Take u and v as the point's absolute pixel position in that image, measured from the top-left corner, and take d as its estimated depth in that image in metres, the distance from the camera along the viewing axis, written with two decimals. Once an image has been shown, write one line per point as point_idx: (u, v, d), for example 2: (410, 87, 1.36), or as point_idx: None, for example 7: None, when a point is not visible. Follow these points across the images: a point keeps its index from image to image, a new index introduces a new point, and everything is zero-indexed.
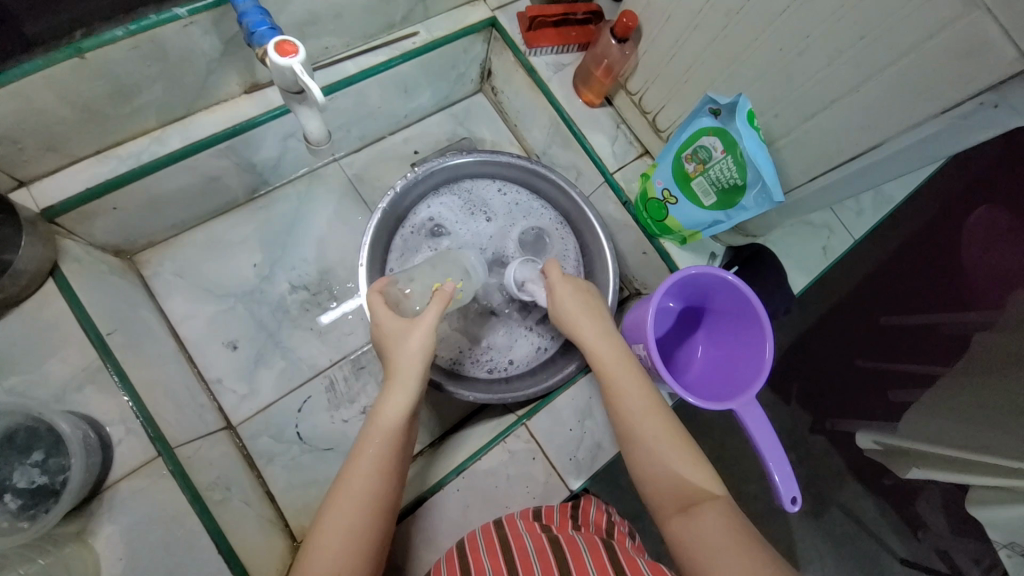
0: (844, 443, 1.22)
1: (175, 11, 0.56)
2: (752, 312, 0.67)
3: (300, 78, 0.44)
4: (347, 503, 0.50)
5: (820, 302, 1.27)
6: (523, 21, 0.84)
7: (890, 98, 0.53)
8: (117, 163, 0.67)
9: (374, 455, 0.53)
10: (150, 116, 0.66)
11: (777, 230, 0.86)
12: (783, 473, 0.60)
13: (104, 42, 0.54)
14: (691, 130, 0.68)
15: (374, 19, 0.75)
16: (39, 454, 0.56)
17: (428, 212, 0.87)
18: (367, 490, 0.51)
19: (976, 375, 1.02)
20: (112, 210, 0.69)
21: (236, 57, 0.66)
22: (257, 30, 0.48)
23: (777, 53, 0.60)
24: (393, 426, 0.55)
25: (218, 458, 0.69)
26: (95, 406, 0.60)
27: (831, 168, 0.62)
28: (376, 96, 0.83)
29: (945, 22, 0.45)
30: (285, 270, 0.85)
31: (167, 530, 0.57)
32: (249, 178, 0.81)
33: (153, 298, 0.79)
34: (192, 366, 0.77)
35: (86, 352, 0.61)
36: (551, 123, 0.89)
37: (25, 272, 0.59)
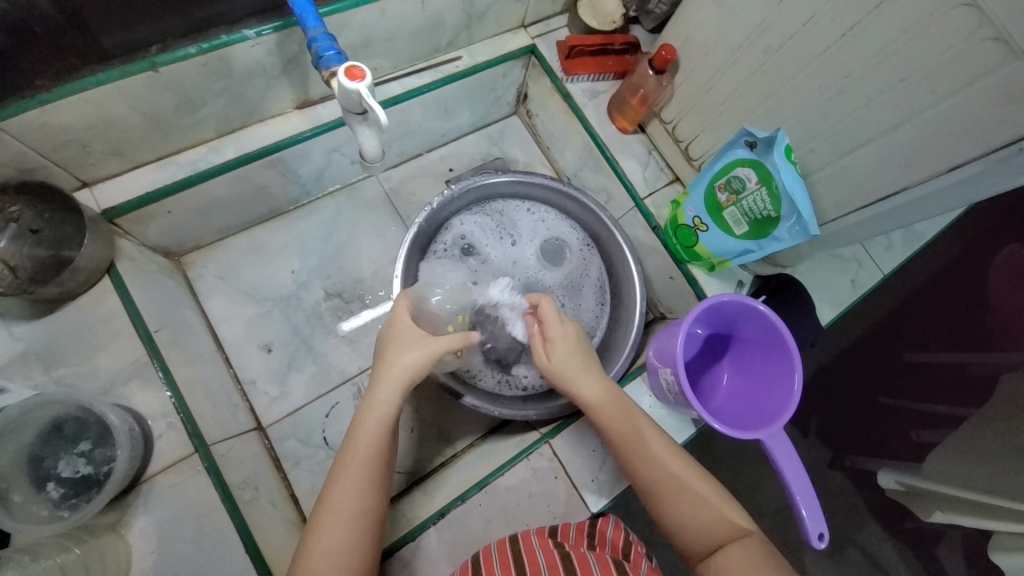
0: (866, 481, 1.19)
1: (245, 32, 0.60)
2: (781, 342, 0.67)
3: (365, 100, 0.46)
4: (340, 505, 0.50)
5: (844, 335, 1.26)
6: (562, 49, 0.88)
7: (928, 139, 0.53)
8: (175, 169, 0.70)
9: (363, 458, 0.52)
10: (210, 127, 0.70)
11: (806, 261, 0.86)
12: (810, 508, 0.60)
13: (178, 58, 0.58)
14: (726, 160, 0.70)
15: (422, 43, 0.79)
16: (87, 443, 0.59)
17: (461, 229, 0.88)
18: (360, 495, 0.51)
19: (1006, 419, 1.00)
20: (166, 213, 0.72)
21: (293, 75, 0.69)
22: (325, 54, 0.50)
23: (814, 91, 0.61)
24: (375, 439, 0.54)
25: (248, 458, 0.70)
26: (139, 400, 0.62)
27: (866, 204, 0.63)
28: (418, 116, 0.87)
29: (987, 69, 0.46)
30: (320, 277, 0.88)
31: (199, 526, 0.58)
32: (293, 188, 0.85)
33: (195, 298, 0.82)
34: (228, 366, 0.80)
35: (134, 347, 0.63)
36: (584, 148, 0.91)
37: (85, 268, 0.62)
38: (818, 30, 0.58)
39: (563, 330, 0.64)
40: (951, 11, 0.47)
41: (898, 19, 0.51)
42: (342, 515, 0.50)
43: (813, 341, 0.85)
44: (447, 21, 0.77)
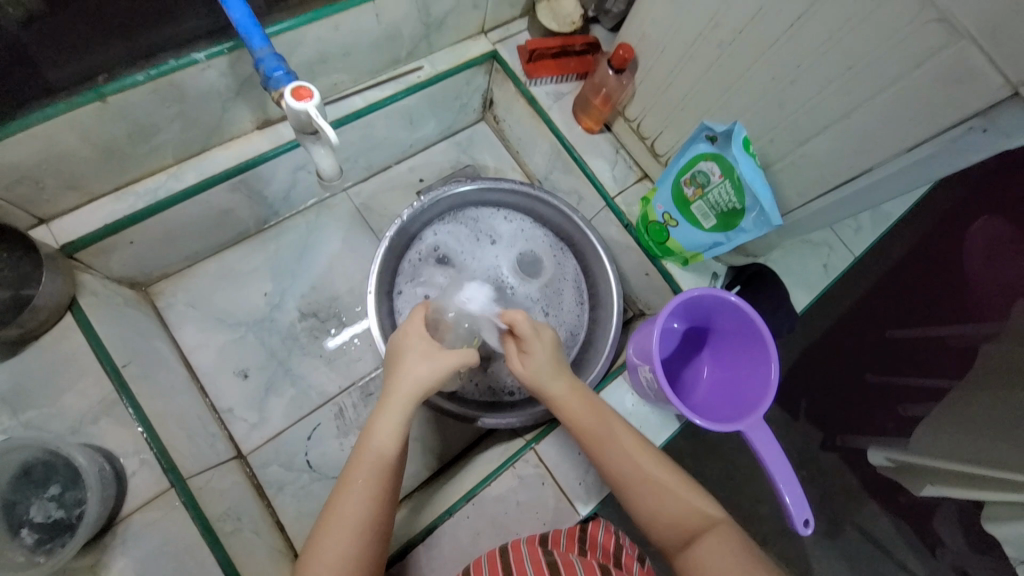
0: (855, 460, 1.21)
1: (194, 56, 0.59)
2: (756, 334, 0.68)
3: (314, 119, 0.46)
4: (338, 529, 0.49)
5: (824, 318, 1.27)
6: (522, 53, 0.88)
7: (881, 123, 0.54)
8: (135, 199, 0.69)
9: (365, 483, 0.52)
10: (167, 154, 0.69)
11: (778, 248, 0.87)
12: (793, 495, 0.60)
13: (126, 86, 0.57)
14: (689, 155, 0.70)
15: (381, 56, 0.78)
16: (56, 487, 0.57)
17: (435, 239, 0.88)
18: (361, 516, 0.50)
19: (985, 389, 1.01)
20: (128, 244, 0.71)
21: (250, 95, 0.68)
22: (273, 75, 0.50)
23: (769, 82, 0.62)
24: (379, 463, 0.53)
25: (229, 487, 0.69)
26: (109, 437, 0.61)
27: (827, 191, 0.64)
28: (383, 128, 0.86)
29: (931, 51, 0.47)
30: (294, 298, 0.86)
31: (179, 563, 0.57)
32: (260, 210, 0.83)
33: (165, 328, 0.80)
34: (204, 395, 0.78)
35: (101, 384, 0.62)
36: (552, 150, 0.91)
37: (45, 307, 0.61)
38: (767, 22, 0.58)
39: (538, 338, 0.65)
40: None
41: (843, 7, 0.51)
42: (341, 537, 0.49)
43: (789, 328, 0.86)
44: (404, 32, 0.76)
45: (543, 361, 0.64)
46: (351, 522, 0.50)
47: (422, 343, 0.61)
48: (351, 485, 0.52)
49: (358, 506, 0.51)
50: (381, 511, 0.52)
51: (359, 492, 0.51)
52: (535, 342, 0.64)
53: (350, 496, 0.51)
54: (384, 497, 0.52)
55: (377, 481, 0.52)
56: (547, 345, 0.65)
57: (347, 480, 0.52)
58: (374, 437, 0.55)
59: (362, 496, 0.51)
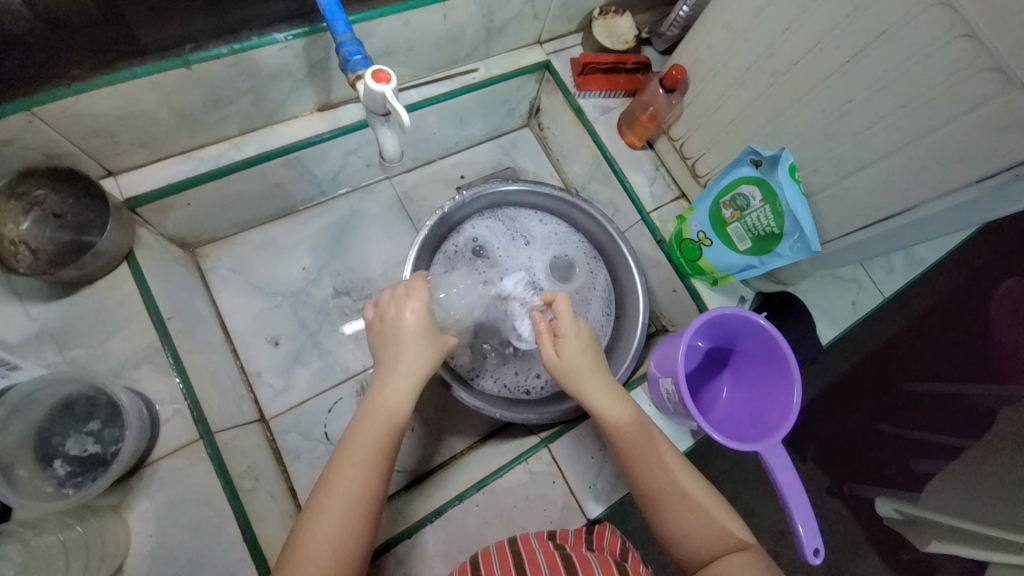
0: (864, 507, 1.19)
1: (275, 36, 0.63)
2: (781, 358, 0.68)
3: (389, 101, 0.48)
4: (337, 499, 0.50)
5: (844, 359, 1.26)
6: (575, 66, 0.91)
7: (927, 163, 0.55)
8: (198, 163, 0.73)
9: (361, 457, 0.52)
10: (233, 124, 0.73)
11: (808, 280, 0.88)
12: (806, 522, 0.60)
13: (211, 56, 0.61)
14: (731, 177, 0.72)
15: (442, 54, 0.82)
16: (96, 423, 0.59)
17: (473, 233, 0.91)
18: (360, 491, 0.51)
19: (1006, 448, 1.00)
20: (186, 205, 0.74)
21: (317, 78, 0.72)
22: (351, 58, 0.52)
23: (819, 113, 0.63)
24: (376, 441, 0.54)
25: (250, 448, 0.71)
26: (147, 384, 0.63)
27: (866, 225, 0.65)
28: (434, 123, 0.90)
29: (985, 97, 0.48)
30: (330, 275, 0.89)
31: (199, 512, 0.59)
32: (308, 187, 0.87)
33: (206, 290, 0.83)
34: (235, 358, 0.81)
35: (146, 333, 0.65)
36: (593, 161, 0.94)
37: (105, 254, 0.64)
38: (823, 56, 0.60)
39: (577, 328, 0.63)
40: (952, 42, 0.49)
41: (900, 48, 0.53)
42: (338, 504, 0.50)
43: (812, 359, 0.86)
44: (467, 34, 0.80)
45: (581, 351, 0.62)
46: (349, 493, 0.51)
47: (421, 326, 0.60)
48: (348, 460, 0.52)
49: (355, 480, 0.51)
50: (379, 485, 0.52)
51: (357, 466, 0.52)
52: (574, 329, 0.63)
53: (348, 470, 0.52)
54: (383, 469, 0.53)
55: (375, 455, 0.53)
56: (580, 337, 0.62)
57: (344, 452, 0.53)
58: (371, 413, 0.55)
59: (358, 469, 0.52)
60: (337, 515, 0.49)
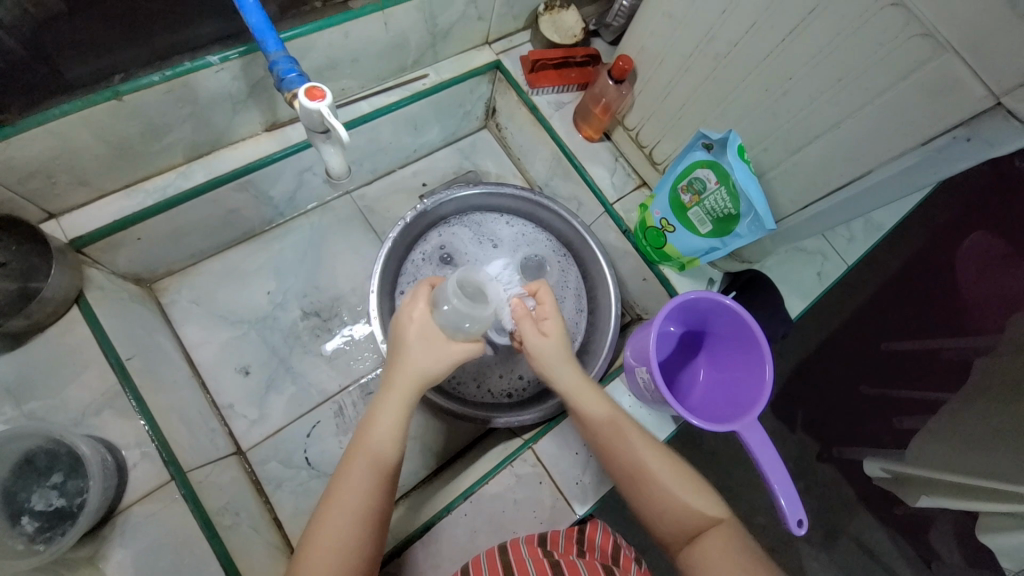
0: (851, 471, 1.21)
1: (209, 58, 0.61)
2: (751, 336, 0.69)
3: (326, 119, 0.47)
4: (338, 516, 0.50)
5: (819, 328, 1.29)
6: (525, 64, 0.90)
7: (870, 133, 0.56)
8: (144, 196, 0.70)
9: (361, 473, 0.53)
10: (178, 153, 0.71)
11: (773, 256, 0.89)
12: (788, 496, 0.61)
13: (142, 86, 0.59)
14: (687, 162, 0.72)
15: (388, 63, 0.81)
16: (58, 476, 0.57)
17: (440, 239, 0.90)
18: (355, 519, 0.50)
19: (979, 400, 1.03)
20: (136, 240, 0.72)
21: (260, 98, 0.70)
22: (287, 77, 0.51)
23: (763, 93, 0.64)
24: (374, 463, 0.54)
25: (228, 483, 0.69)
26: (111, 429, 0.61)
27: (821, 197, 0.66)
28: (388, 133, 0.88)
29: (916, 64, 0.50)
30: (297, 297, 0.88)
31: (177, 555, 0.57)
32: (266, 210, 0.85)
33: (169, 325, 0.81)
34: (205, 391, 0.79)
35: (105, 377, 0.63)
36: (553, 157, 0.94)
37: (53, 299, 0.61)
38: (760, 36, 0.61)
39: (552, 319, 0.64)
40: (880, 12, 0.50)
41: (833, 22, 0.54)
42: (340, 521, 0.50)
43: (784, 333, 0.87)
44: (412, 40, 0.79)
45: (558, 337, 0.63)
46: (351, 509, 0.51)
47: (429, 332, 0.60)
48: (350, 476, 0.53)
49: (357, 496, 0.51)
50: (379, 503, 0.53)
51: (359, 482, 0.52)
52: (552, 322, 0.63)
53: (351, 486, 0.52)
54: (386, 485, 0.54)
55: (376, 471, 0.53)
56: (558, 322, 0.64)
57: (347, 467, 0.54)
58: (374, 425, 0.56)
59: (361, 484, 0.52)
60: (340, 533, 0.49)
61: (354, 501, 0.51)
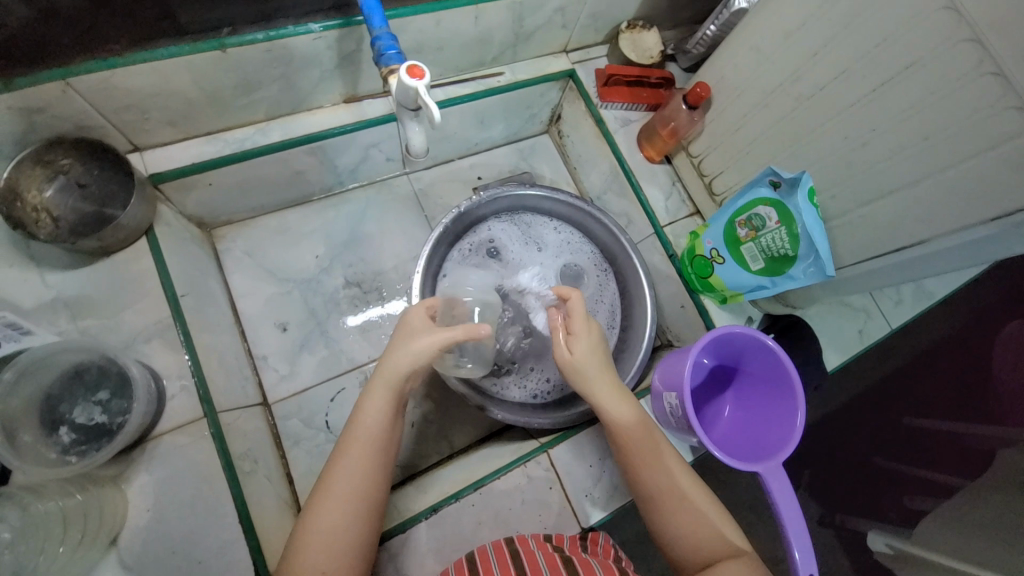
0: (857, 541, 1.17)
1: (310, 26, 0.64)
2: (787, 381, 0.68)
3: (420, 97, 0.49)
4: (333, 500, 0.51)
5: (846, 388, 1.26)
6: (600, 77, 0.92)
7: (949, 197, 0.56)
8: (223, 145, 0.74)
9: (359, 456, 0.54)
10: (260, 110, 0.74)
11: (817, 305, 0.88)
12: (803, 549, 0.59)
13: (245, 42, 0.62)
14: (749, 197, 0.72)
15: (469, 56, 0.83)
16: (105, 393, 0.60)
17: (488, 234, 0.92)
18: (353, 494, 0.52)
19: (1005, 492, 0.99)
20: (207, 185, 0.75)
21: (346, 70, 0.73)
22: (385, 52, 0.53)
23: (840, 140, 0.64)
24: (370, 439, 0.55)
25: (252, 431, 0.71)
26: (157, 358, 0.64)
27: (882, 253, 0.65)
28: (456, 123, 0.91)
29: (1010, 135, 0.49)
30: (342, 265, 0.90)
31: (197, 491, 0.59)
32: (328, 177, 0.88)
33: (219, 270, 0.84)
34: (243, 340, 0.81)
35: (160, 308, 0.65)
36: (610, 171, 0.94)
37: (126, 227, 0.65)
38: (849, 84, 0.61)
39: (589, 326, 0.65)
40: (979, 78, 0.49)
41: (927, 81, 0.53)
42: (332, 508, 0.51)
43: (815, 385, 0.86)
44: (496, 37, 0.81)
45: (590, 349, 0.63)
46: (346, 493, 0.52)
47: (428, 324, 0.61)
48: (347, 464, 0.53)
49: (353, 480, 0.52)
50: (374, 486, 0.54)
51: (356, 462, 0.53)
52: (584, 327, 0.64)
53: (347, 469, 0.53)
54: (378, 467, 0.54)
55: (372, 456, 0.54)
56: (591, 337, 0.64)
57: (346, 448, 0.54)
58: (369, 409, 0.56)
59: (356, 469, 0.53)
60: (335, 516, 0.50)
61: (348, 489, 0.52)
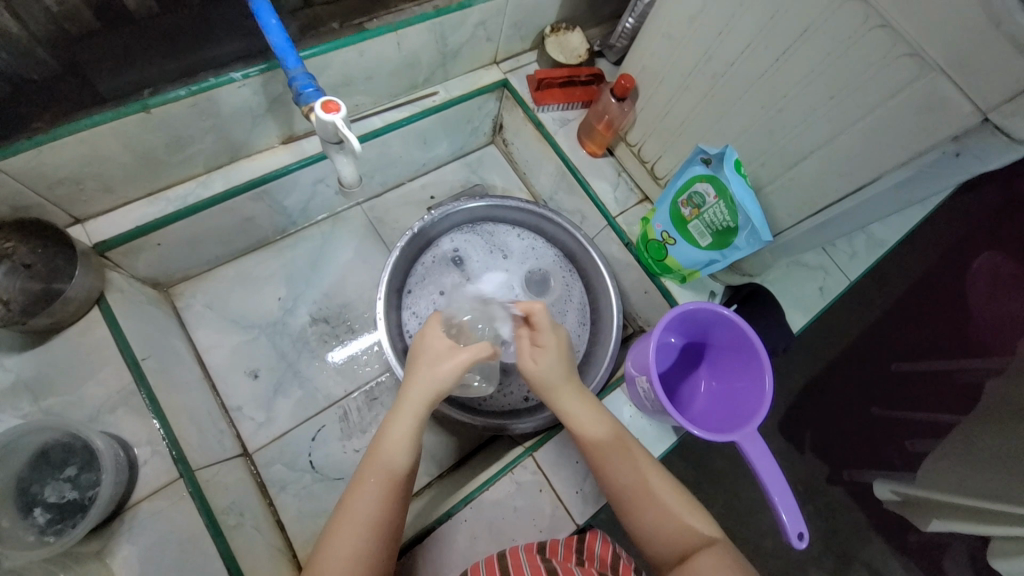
0: (860, 494, 1.18)
1: (232, 75, 0.64)
2: (751, 348, 0.70)
3: (340, 130, 0.50)
4: (349, 527, 0.51)
5: (823, 346, 1.28)
6: (531, 82, 0.94)
7: (865, 149, 0.58)
8: (165, 204, 0.74)
9: (372, 486, 0.54)
10: (198, 164, 0.74)
11: (774, 270, 0.90)
12: (789, 508, 0.60)
13: (169, 100, 0.62)
14: (686, 176, 0.74)
15: (400, 81, 0.84)
16: (73, 469, 0.59)
17: (452, 246, 0.93)
18: (369, 516, 0.52)
19: (991, 422, 1.01)
20: (156, 245, 0.75)
21: (279, 112, 0.74)
22: (304, 91, 0.54)
23: (759, 110, 0.66)
24: (392, 456, 0.56)
25: (234, 484, 0.71)
26: (124, 426, 0.63)
27: (817, 211, 0.67)
28: (398, 147, 0.92)
29: (906, 82, 0.51)
30: (306, 303, 0.90)
31: (182, 554, 0.58)
32: (279, 219, 0.88)
33: (183, 327, 0.84)
34: (215, 393, 0.81)
35: (120, 374, 0.65)
36: (557, 172, 0.97)
37: (75, 299, 0.64)
38: (756, 55, 0.63)
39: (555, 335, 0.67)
40: (869, 33, 0.52)
41: (824, 43, 0.56)
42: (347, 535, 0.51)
43: (785, 347, 0.88)
44: (422, 60, 0.82)
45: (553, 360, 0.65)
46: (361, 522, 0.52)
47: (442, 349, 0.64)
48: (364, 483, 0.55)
49: (369, 506, 0.53)
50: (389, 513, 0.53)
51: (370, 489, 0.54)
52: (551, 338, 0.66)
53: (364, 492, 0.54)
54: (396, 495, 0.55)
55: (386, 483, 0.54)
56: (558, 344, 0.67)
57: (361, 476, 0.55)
58: (386, 439, 0.57)
59: (369, 493, 0.53)
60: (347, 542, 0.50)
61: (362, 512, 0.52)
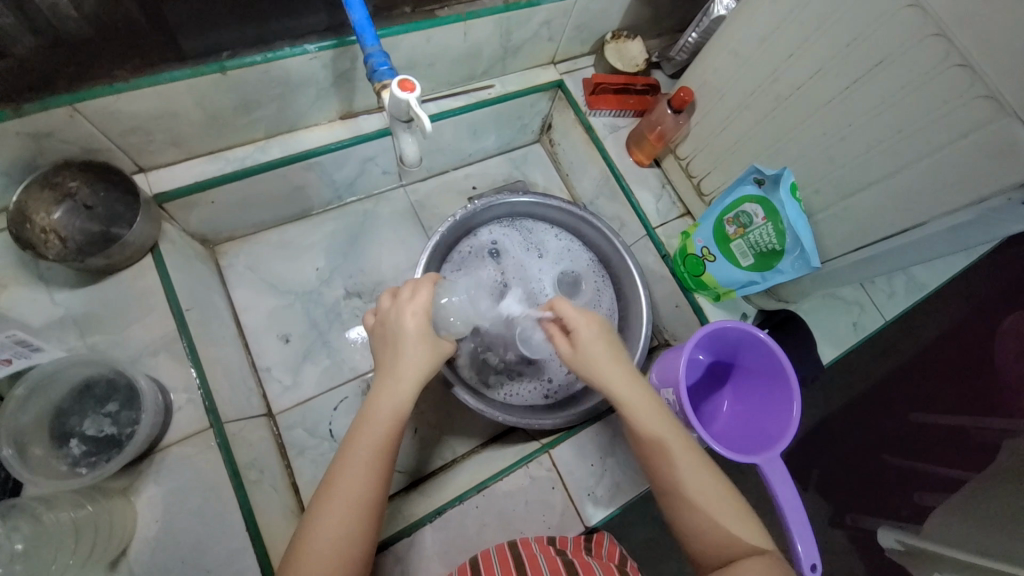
0: (868, 538, 1.16)
1: (306, 47, 0.66)
2: (782, 373, 0.70)
3: (412, 109, 0.51)
4: (340, 506, 0.48)
5: (846, 384, 1.26)
6: (587, 86, 0.94)
7: (926, 186, 0.57)
8: (224, 164, 0.76)
9: (361, 465, 0.51)
10: (259, 129, 0.76)
11: (809, 299, 0.89)
12: (805, 538, 0.60)
13: (244, 64, 0.64)
14: (736, 195, 0.74)
15: (460, 70, 0.86)
16: (114, 405, 0.61)
17: (489, 238, 0.94)
18: (360, 496, 0.49)
19: (1014, 483, 0.98)
20: (209, 203, 0.78)
21: (342, 87, 0.76)
22: (378, 69, 0.56)
23: (820, 136, 0.66)
24: (380, 432, 0.53)
25: (257, 442, 0.73)
26: (163, 372, 0.65)
27: (866, 245, 0.67)
28: (449, 135, 0.93)
29: (980, 123, 0.51)
30: (342, 277, 0.92)
31: (203, 502, 0.60)
32: (327, 192, 0.90)
33: (223, 285, 0.86)
34: (247, 352, 0.83)
35: (165, 322, 0.67)
36: (601, 177, 0.97)
37: (132, 244, 0.66)
38: (825, 82, 0.63)
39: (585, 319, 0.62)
40: (947, 70, 0.51)
41: (898, 76, 0.56)
42: (336, 515, 0.48)
43: (813, 378, 0.87)
44: (484, 52, 0.84)
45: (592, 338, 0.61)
46: (350, 501, 0.49)
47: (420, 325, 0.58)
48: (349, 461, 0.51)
49: (359, 486, 0.49)
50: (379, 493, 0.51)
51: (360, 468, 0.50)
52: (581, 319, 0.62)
53: (352, 471, 0.50)
54: (382, 474, 0.52)
55: (375, 461, 0.51)
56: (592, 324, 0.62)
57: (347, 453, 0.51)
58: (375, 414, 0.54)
59: (358, 472, 0.50)
60: (337, 522, 0.48)
61: (351, 492, 0.49)
